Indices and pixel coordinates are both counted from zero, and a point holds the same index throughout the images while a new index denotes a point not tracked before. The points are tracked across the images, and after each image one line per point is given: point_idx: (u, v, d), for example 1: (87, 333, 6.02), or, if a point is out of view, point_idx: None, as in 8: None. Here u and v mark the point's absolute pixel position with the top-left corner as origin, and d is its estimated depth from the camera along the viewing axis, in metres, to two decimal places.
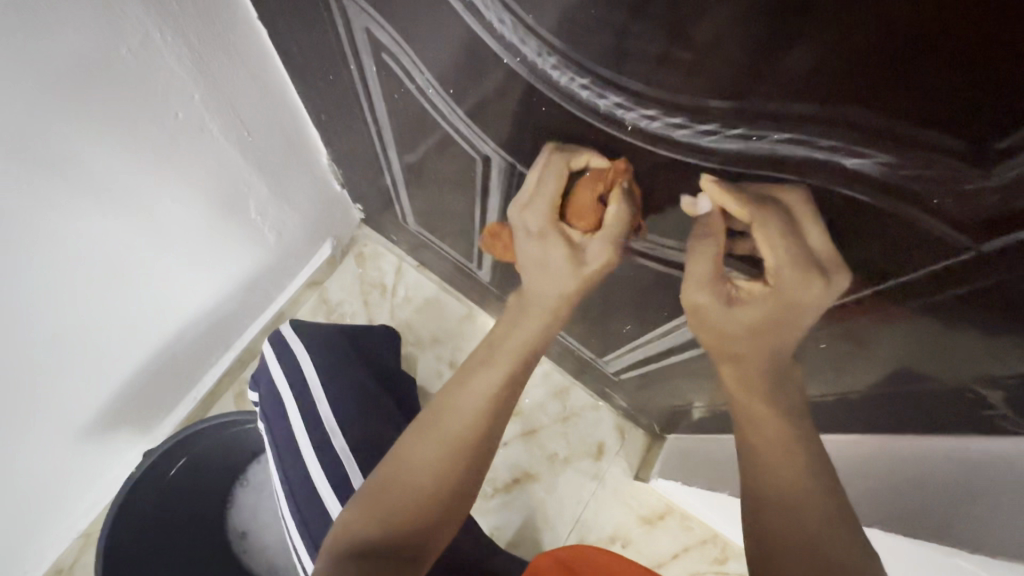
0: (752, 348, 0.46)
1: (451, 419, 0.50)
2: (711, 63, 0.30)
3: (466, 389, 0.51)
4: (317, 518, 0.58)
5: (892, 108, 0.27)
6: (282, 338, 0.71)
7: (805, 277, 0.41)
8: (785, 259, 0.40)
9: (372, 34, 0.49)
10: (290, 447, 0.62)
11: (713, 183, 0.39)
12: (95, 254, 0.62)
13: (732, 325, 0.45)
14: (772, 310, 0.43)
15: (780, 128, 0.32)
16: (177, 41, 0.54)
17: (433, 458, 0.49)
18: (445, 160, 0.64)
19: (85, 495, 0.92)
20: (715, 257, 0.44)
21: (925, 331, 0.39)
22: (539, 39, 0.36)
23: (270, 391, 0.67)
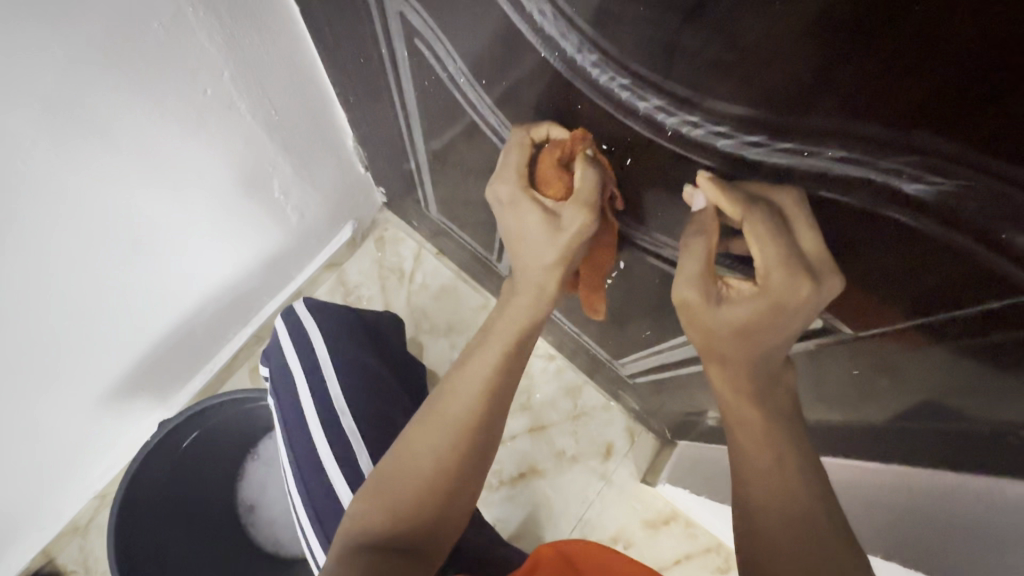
0: (736, 351, 0.42)
1: (453, 402, 0.49)
2: (766, 70, 0.28)
3: (474, 382, 0.49)
4: (322, 498, 0.59)
5: (965, 134, 0.25)
6: (294, 313, 0.70)
7: (794, 283, 0.36)
8: (773, 261, 0.37)
9: (406, 18, 0.47)
10: (302, 429, 0.62)
11: (708, 179, 0.37)
12: (120, 225, 0.62)
13: (718, 325, 0.42)
14: (759, 313, 0.39)
15: (835, 144, 0.30)
16: (209, 17, 0.53)
17: (435, 448, 0.47)
18: (472, 152, 0.63)
19: (103, 458, 0.94)
20: (705, 254, 0.41)
21: (967, 367, 0.36)
22: (581, 34, 0.34)
23: (282, 369, 0.67)
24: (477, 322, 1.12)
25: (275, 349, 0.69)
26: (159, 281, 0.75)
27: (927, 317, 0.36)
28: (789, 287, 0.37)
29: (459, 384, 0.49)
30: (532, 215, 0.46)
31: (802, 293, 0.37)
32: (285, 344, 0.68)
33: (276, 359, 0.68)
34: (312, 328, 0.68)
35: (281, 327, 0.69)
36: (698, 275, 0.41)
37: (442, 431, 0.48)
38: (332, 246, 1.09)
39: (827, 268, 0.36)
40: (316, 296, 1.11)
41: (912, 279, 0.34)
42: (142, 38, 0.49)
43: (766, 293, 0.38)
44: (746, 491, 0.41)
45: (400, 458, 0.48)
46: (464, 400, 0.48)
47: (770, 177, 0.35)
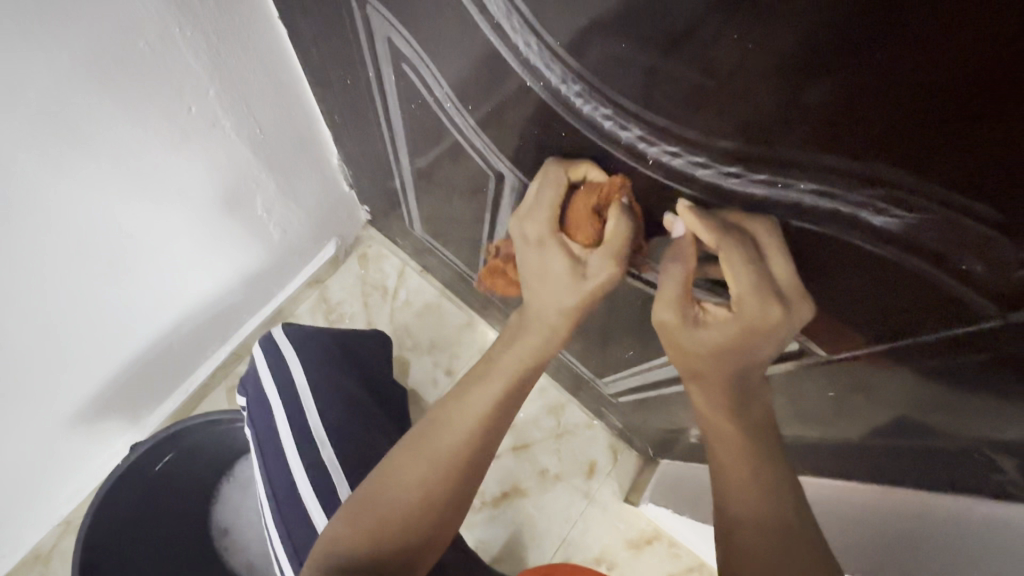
0: (712, 371, 0.42)
1: (446, 434, 0.48)
2: (742, 105, 0.30)
3: (472, 411, 0.49)
4: (298, 525, 0.57)
5: (926, 170, 0.27)
6: (275, 345, 0.68)
7: (765, 308, 0.39)
8: (745, 288, 0.39)
9: (393, 44, 0.48)
10: (277, 460, 0.61)
11: (686, 206, 0.39)
12: (97, 243, 0.61)
13: (695, 345, 0.42)
14: (734, 335, 0.41)
15: (807, 176, 0.31)
16: (197, 36, 0.53)
17: (419, 478, 0.47)
18: (457, 173, 0.63)
19: (69, 482, 0.90)
20: (681, 278, 0.42)
21: (931, 387, 0.38)
22: (564, 65, 0.36)
23: (259, 400, 0.65)
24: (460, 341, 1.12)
25: (254, 381, 0.67)
26: (136, 298, 0.73)
27: (898, 340, 0.37)
28: (761, 310, 0.39)
29: (454, 417, 0.49)
30: (558, 258, 0.46)
31: (772, 315, 0.39)
32: (262, 376, 0.66)
33: (254, 391, 0.66)
34: (291, 353, 0.67)
35: (259, 357, 0.68)
36: (675, 297, 0.42)
37: (426, 462, 0.47)
38: (314, 263, 1.08)
39: (798, 295, 0.38)
40: (297, 313, 1.10)
41: (884, 302, 0.35)
42: (126, 54, 0.49)
43: (741, 316, 0.40)
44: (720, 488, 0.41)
45: (382, 487, 0.47)
46: (458, 432, 0.48)
47: (747, 205, 0.37)
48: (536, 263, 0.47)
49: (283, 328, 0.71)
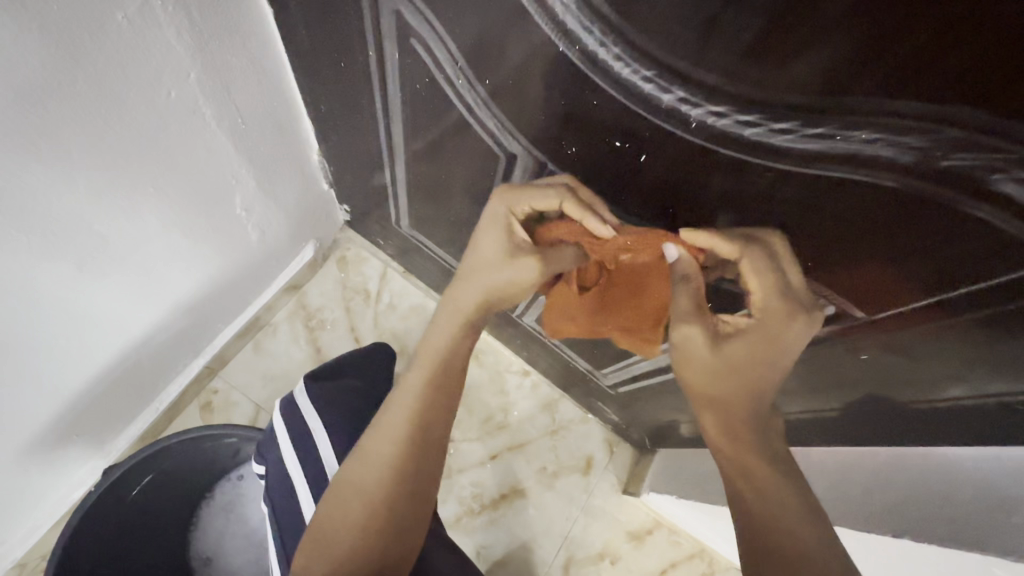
0: (723, 390, 0.46)
1: (392, 420, 0.51)
2: (803, 53, 0.28)
3: (403, 414, 0.51)
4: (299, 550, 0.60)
5: (1008, 108, 0.25)
6: (297, 409, 0.68)
7: (792, 318, 0.43)
8: (774, 296, 0.43)
9: (402, 17, 0.46)
10: (287, 495, 0.64)
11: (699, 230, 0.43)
12: (59, 244, 0.55)
13: (714, 363, 0.45)
14: (760, 347, 0.44)
15: (870, 126, 0.30)
16: (178, 11, 0.49)
17: (369, 486, 0.49)
18: (461, 158, 0.61)
19: (25, 519, 0.81)
20: (690, 292, 0.46)
21: (958, 338, 0.38)
22: (607, 24, 0.34)
23: (278, 464, 0.66)
24: None
25: (272, 445, 0.67)
26: (104, 307, 0.67)
27: (950, 289, 0.36)
28: (784, 318, 0.43)
29: (387, 425, 0.51)
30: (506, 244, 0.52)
31: (796, 322, 0.43)
32: (280, 441, 0.66)
33: (273, 455, 0.67)
34: (307, 403, 0.68)
35: (279, 419, 0.68)
36: (690, 313, 0.46)
37: (372, 471, 0.49)
38: (292, 268, 1.01)
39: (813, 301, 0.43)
40: (274, 321, 1.04)
41: (940, 251, 0.34)
42: (102, 29, 0.44)
43: (762, 324, 0.44)
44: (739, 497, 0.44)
45: (336, 501, 0.49)
46: (400, 425, 0.51)
47: (796, 162, 0.35)
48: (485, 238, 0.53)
49: (303, 387, 0.70)
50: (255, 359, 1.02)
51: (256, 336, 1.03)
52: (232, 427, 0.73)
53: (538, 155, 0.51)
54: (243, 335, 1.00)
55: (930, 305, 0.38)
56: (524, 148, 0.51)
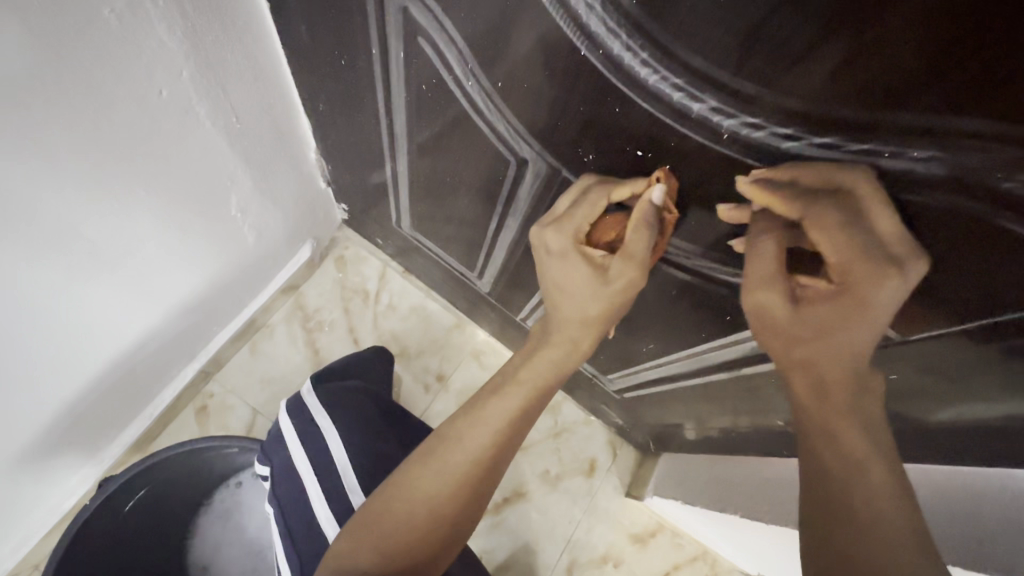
0: (814, 353, 0.38)
1: (477, 430, 0.49)
2: (858, 64, 0.26)
3: (489, 427, 0.50)
4: (309, 545, 0.58)
5: None
6: (305, 408, 0.66)
7: (878, 271, 0.35)
8: (846, 252, 0.36)
9: (410, 14, 0.43)
10: (294, 490, 0.61)
11: (748, 184, 0.37)
12: (48, 255, 0.52)
13: (798, 326, 0.39)
14: (848, 306, 0.37)
15: (922, 144, 0.28)
16: (169, 6, 0.45)
17: (433, 492, 0.48)
18: (468, 160, 0.59)
19: (17, 529, 0.79)
20: (777, 252, 0.39)
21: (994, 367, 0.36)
22: (636, 29, 0.32)
23: (285, 464, 0.63)
24: (450, 343, 1.06)
25: (279, 446, 0.66)
26: (96, 314, 0.64)
27: (993, 317, 0.33)
28: (870, 276, 0.35)
29: (466, 436, 0.49)
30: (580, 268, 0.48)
31: (887, 281, 0.35)
32: (288, 439, 0.64)
33: (279, 455, 0.64)
34: (314, 402, 0.66)
35: (285, 419, 0.66)
36: (771, 276, 0.40)
37: (440, 477, 0.48)
38: (290, 268, 0.99)
39: (907, 250, 0.34)
40: (271, 322, 1.02)
41: (985, 278, 0.32)
42: (88, 25, 0.41)
43: (846, 288, 0.37)
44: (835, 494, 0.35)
45: (397, 496, 0.48)
46: (485, 435, 0.49)
47: (837, 178, 0.33)
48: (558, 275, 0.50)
49: (310, 387, 0.69)
50: (252, 362, 1.00)
51: (252, 338, 1.00)
52: (228, 438, 0.71)
53: (551, 161, 0.49)
54: (239, 338, 0.98)
55: (968, 331, 0.36)
56: (537, 153, 0.49)
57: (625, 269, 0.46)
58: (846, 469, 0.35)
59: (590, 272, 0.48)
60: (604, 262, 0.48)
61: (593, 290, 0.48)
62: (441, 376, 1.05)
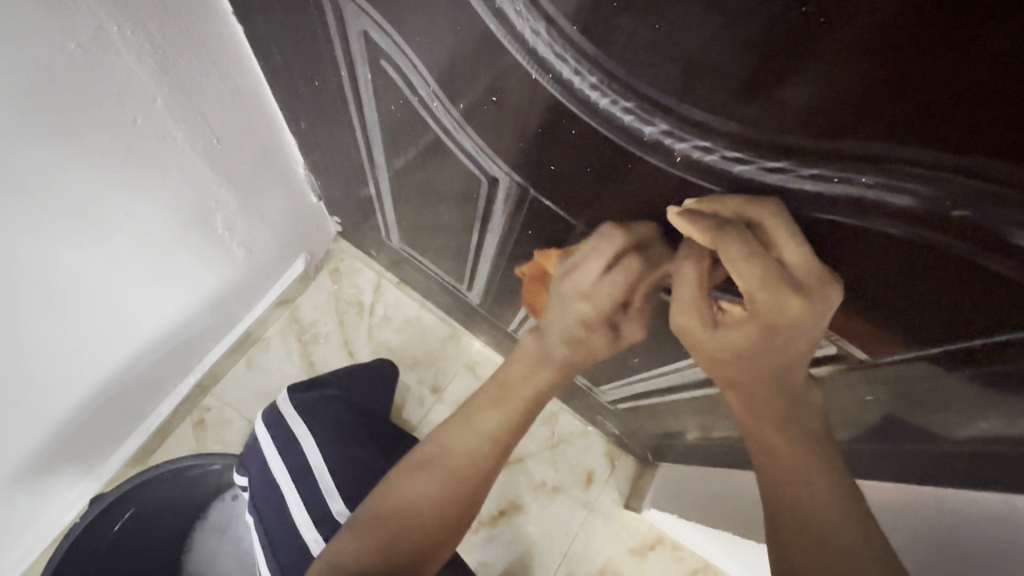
0: (740, 374, 0.39)
1: (469, 434, 0.48)
2: (799, 92, 0.26)
3: (474, 434, 0.48)
4: (291, 552, 0.57)
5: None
6: (279, 417, 0.66)
7: (778, 297, 0.35)
8: (755, 284, 0.35)
9: (370, 38, 0.43)
10: (274, 499, 0.61)
11: (677, 215, 0.36)
12: (27, 279, 0.53)
13: (720, 350, 0.39)
14: (756, 335, 0.37)
15: (872, 171, 0.28)
16: (138, 37, 0.46)
17: (434, 481, 0.47)
18: (444, 176, 0.58)
19: (16, 543, 0.81)
20: (696, 279, 0.39)
21: (968, 389, 0.35)
22: (580, 52, 0.32)
23: (262, 474, 0.63)
24: (445, 354, 1.06)
25: (256, 454, 0.65)
26: (82, 335, 0.65)
27: (965, 341, 0.33)
28: (776, 304, 0.35)
29: (460, 436, 0.48)
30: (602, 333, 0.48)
31: (790, 304, 0.35)
32: (263, 449, 0.64)
33: (256, 463, 0.64)
34: (288, 411, 0.66)
35: (261, 429, 0.65)
36: (688, 301, 0.39)
37: (437, 477, 0.47)
38: (284, 282, 0.99)
39: (819, 280, 0.34)
40: (267, 336, 1.02)
41: (947, 302, 0.32)
42: (53, 61, 0.42)
43: (755, 313, 0.36)
44: (803, 503, 0.35)
45: (386, 500, 0.47)
46: (477, 430, 0.49)
47: (792, 204, 0.33)
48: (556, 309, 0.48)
49: (285, 396, 0.68)
50: (248, 375, 1.00)
51: (248, 352, 1.01)
52: (215, 457, 0.72)
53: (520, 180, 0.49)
54: (235, 351, 0.99)
55: (946, 353, 0.35)
56: (505, 172, 0.49)
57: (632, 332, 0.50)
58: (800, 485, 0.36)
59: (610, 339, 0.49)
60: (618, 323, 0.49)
61: None
62: (436, 387, 1.04)
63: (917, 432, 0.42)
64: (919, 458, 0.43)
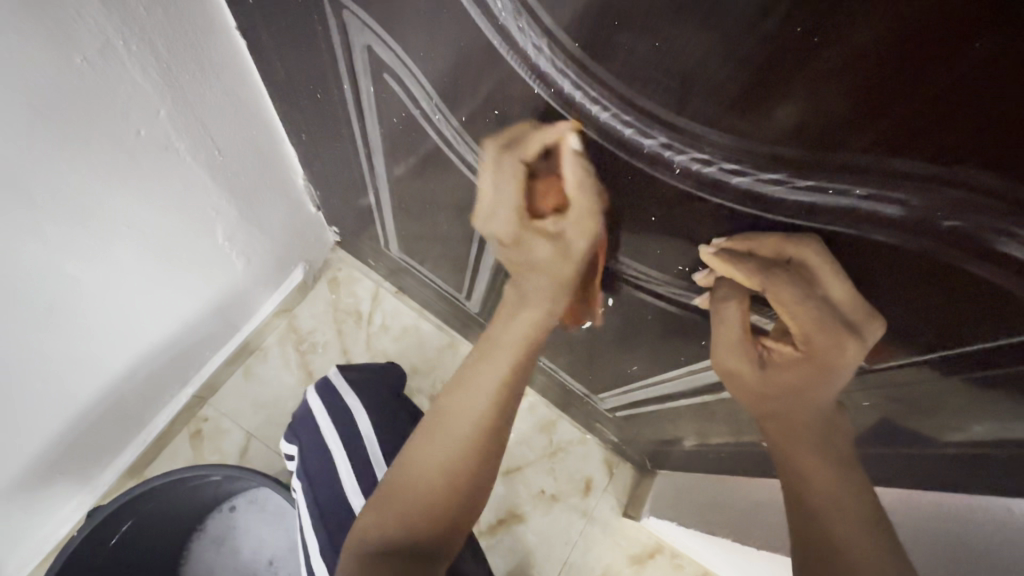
0: (779, 408, 0.43)
1: (464, 396, 0.49)
2: (794, 107, 0.27)
3: (474, 395, 0.49)
4: (335, 515, 0.57)
5: (1013, 173, 0.23)
6: (333, 388, 0.68)
7: (838, 342, 0.38)
8: (811, 325, 0.39)
9: (373, 52, 0.44)
10: (321, 463, 0.62)
11: (713, 255, 0.40)
12: (29, 290, 0.53)
13: (769, 386, 0.43)
14: (813, 371, 0.41)
15: (865, 183, 0.29)
16: (144, 50, 0.47)
17: (443, 460, 0.47)
18: (444, 185, 0.59)
19: (11, 557, 0.80)
20: (740, 318, 0.43)
21: (963, 394, 0.36)
22: (581, 67, 0.33)
23: (314, 438, 0.64)
24: (443, 363, 1.06)
25: (307, 423, 0.66)
26: (82, 345, 0.65)
27: (958, 347, 0.34)
28: (834, 344, 0.39)
29: (462, 402, 0.49)
30: (536, 238, 0.48)
31: (849, 348, 0.38)
32: (316, 414, 0.66)
33: (307, 430, 0.66)
34: (342, 383, 0.69)
35: (313, 399, 0.68)
36: (736, 342, 0.44)
37: (449, 445, 0.48)
38: (281, 292, 0.99)
39: (863, 313, 0.37)
40: (265, 345, 1.02)
41: (941, 309, 0.33)
42: (59, 74, 0.42)
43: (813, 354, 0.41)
44: (819, 515, 0.38)
45: (402, 475, 0.47)
46: (473, 396, 0.49)
47: (788, 214, 0.34)
48: (519, 255, 0.51)
49: (337, 371, 0.71)
50: (245, 385, 1.00)
51: (246, 361, 1.01)
52: (214, 468, 0.72)
53: None
54: (233, 361, 0.98)
55: (941, 360, 0.36)
56: None
57: (578, 224, 0.46)
58: (816, 499, 0.39)
59: (546, 241, 0.48)
60: (557, 228, 0.46)
61: (555, 252, 0.49)
62: (434, 396, 1.04)
63: (912, 435, 0.42)
64: (915, 463, 0.44)
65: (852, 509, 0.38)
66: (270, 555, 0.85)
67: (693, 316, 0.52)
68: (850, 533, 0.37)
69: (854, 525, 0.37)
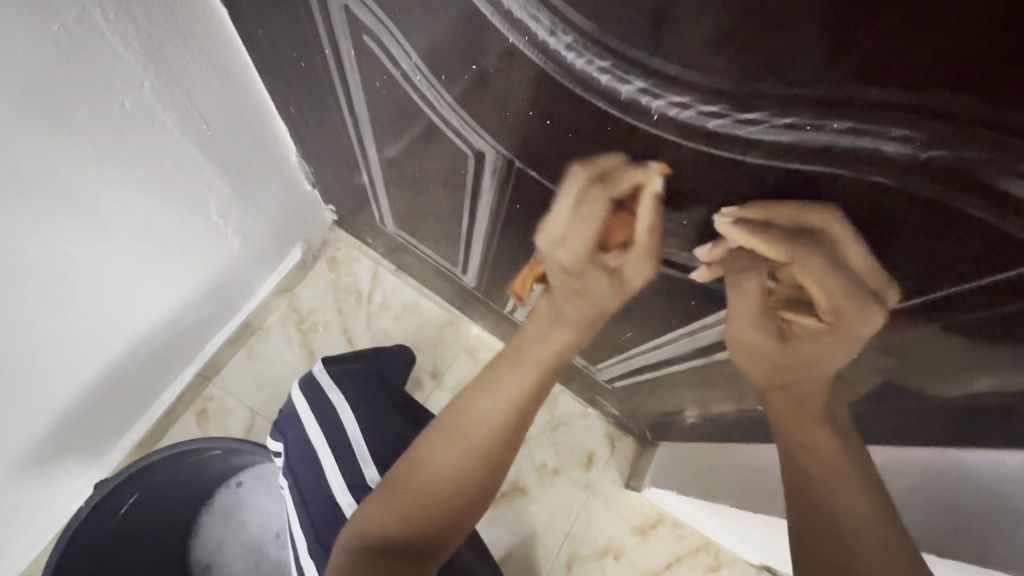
0: (802, 378, 0.47)
1: (489, 406, 0.53)
2: (768, 41, 0.26)
3: (495, 403, 0.53)
4: (323, 514, 0.59)
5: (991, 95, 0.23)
6: (317, 383, 0.68)
7: (863, 310, 0.39)
8: (833, 293, 0.40)
9: (351, 12, 0.43)
10: (307, 463, 0.62)
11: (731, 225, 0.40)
12: (23, 267, 0.54)
13: (787, 358, 0.46)
14: (836, 341, 0.43)
15: (845, 117, 0.28)
16: (122, 19, 0.46)
17: (455, 465, 0.50)
18: (431, 153, 0.58)
19: (26, 531, 0.82)
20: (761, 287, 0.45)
21: (947, 340, 0.36)
22: (554, 12, 0.32)
23: (299, 439, 0.64)
24: (444, 340, 1.07)
25: (293, 420, 0.66)
26: (81, 323, 0.66)
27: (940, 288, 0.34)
28: (859, 313, 0.40)
29: (483, 406, 0.53)
30: (599, 278, 0.53)
31: (872, 314, 0.39)
32: (302, 413, 0.65)
33: (294, 429, 0.65)
34: (325, 378, 0.69)
35: (297, 397, 0.67)
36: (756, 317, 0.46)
37: (463, 451, 0.51)
38: (280, 272, 0.99)
39: (880, 280, 0.37)
40: (266, 325, 1.03)
41: (934, 245, 0.32)
42: (37, 42, 0.42)
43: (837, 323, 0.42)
44: (828, 496, 0.41)
45: (415, 475, 0.49)
46: (494, 404, 0.53)
47: (770, 158, 0.33)
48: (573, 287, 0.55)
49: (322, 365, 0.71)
50: (248, 365, 1.01)
51: (249, 341, 1.02)
52: (216, 442, 0.73)
53: (505, 153, 0.49)
54: (235, 341, 1.00)
55: (925, 305, 0.36)
56: (491, 145, 0.49)
57: (637, 266, 0.51)
58: (827, 483, 0.42)
59: (608, 280, 0.53)
60: (618, 265, 0.51)
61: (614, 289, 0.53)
62: (435, 372, 1.05)
63: (902, 389, 0.42)
64: (905, 418, 0.43)
65: (858, 490, 0.41)
66: (278, 528, 0.88)
67: (683, 278, 0.52)
68: (855, 507, 0.40)
69: (862, 504, 0.40)
